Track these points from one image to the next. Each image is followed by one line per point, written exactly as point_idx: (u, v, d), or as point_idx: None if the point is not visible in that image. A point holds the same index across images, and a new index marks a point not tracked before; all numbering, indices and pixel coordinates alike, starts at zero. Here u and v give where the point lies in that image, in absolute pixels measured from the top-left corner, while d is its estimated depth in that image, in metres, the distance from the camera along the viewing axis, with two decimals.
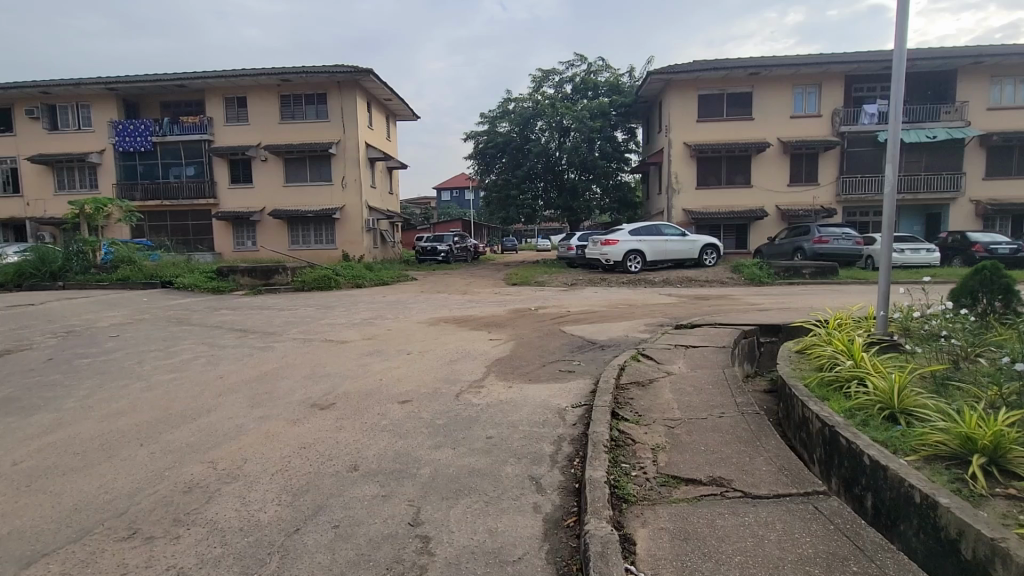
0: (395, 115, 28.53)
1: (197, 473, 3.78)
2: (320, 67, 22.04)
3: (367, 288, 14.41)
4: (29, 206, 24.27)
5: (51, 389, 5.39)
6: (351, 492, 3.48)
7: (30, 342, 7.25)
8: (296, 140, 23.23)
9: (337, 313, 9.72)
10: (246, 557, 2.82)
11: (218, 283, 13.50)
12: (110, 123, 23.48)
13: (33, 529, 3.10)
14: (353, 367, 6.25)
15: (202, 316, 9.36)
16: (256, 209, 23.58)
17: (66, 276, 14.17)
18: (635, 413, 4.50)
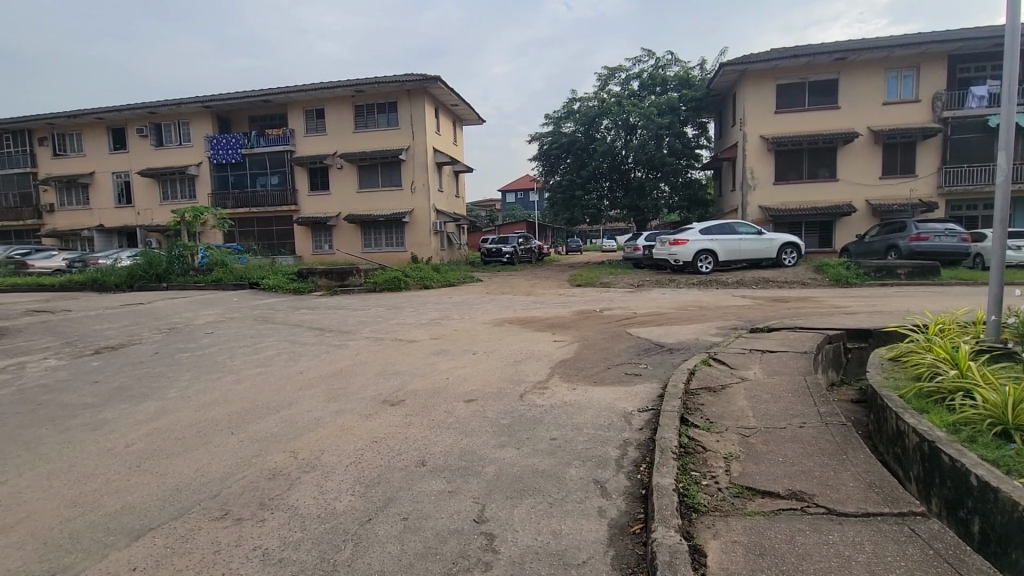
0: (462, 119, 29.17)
1: (280, 461, 4.06)
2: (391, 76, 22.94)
3: (434, 289, 14.86)
4: (139, 215, 27.05)
5: (157, 379, 5.98)
6: (419, 486, 3.59)
7: (140, 337, 8.09)
8: (369, 148, 24.31)
9: (407, 313, 10.09)
10: (323, 543, 2.99)
11: (299, 284, 14.41)
12: (206, 138, 25.71)
13: (142, 505, 3.46)
14: (421, 365, 6.45)
15: (284, 315, 10.03)
16: (333, 214, 24.94)
17: (169, 277, 15.70)
18: (705, 420, 4.33)
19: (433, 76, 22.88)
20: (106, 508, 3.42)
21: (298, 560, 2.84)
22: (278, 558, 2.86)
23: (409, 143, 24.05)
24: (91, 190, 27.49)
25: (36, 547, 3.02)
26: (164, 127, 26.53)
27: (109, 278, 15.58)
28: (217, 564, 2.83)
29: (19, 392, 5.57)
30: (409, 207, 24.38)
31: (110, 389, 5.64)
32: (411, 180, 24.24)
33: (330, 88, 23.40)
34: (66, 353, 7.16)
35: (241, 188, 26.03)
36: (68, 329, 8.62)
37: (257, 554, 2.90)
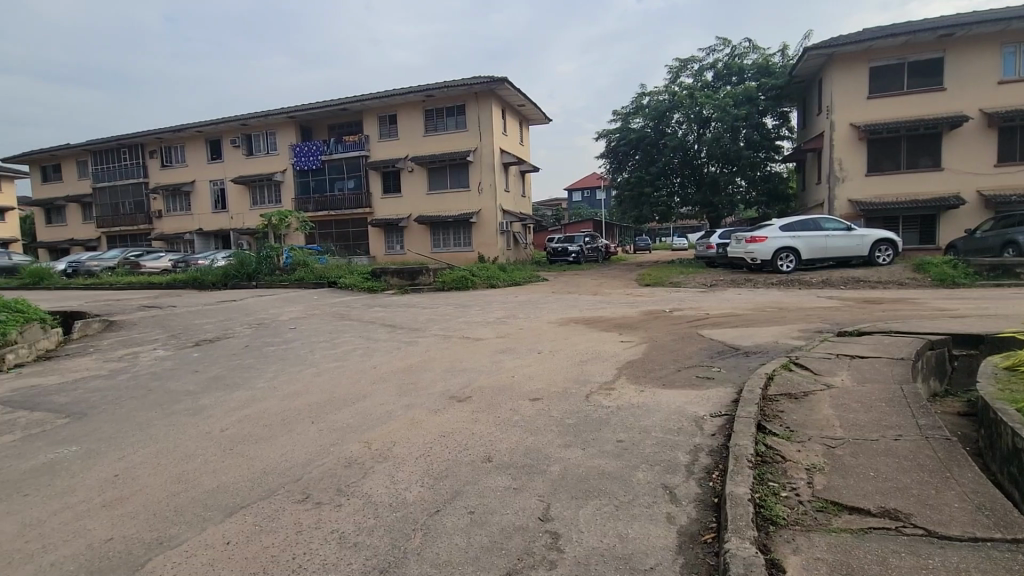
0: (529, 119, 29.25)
1: (355, 450, 4.28)
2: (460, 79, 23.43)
3: (499, 288, 15.04)
4: (232, 218, 29.42)
5: (246, 370, 6.50)
6: (484, 482, 3.65)
7: (233, 331, 8.81)
8: (439, 150, 24.98)
9: (473, 312, 10.28)
10: (394, 531, 3.13)
11: (373, 283, 15.07)
12: (290, 146, 27.51)
13: (235, 484, 3.79)
14: (487, 363, 6.56)
15: (359, 313, 10.55)
16: (405, 215, 25.87)
17: (258, 276, 16.98)
18: (785, 428, 4.08)
19: (500, 77, 23.11)
20: (204, 486, 3.77)
21: (370, 546, 2.98)
22: (354, 541, 3.03)
23: (477, 144, 24.47)
24: (192, 197, 30.23)
25: (148, 517, 3.39)
26: (254, 137, 28.71)
27: (207, 277, 17.01)
28: (299, 543, 3.03)
29: (133, 378, 6.25)
30: (477, 208, 24.83)
31: (208, 379, 6.21)
32: (479, 181, 24.65)
33: (403, 94, 24.27)
34: (172, 344, 7.94)
35: (321, 192, 27.58)
36: (172, 324, 9.55)
37: (335, 537, 3.09)
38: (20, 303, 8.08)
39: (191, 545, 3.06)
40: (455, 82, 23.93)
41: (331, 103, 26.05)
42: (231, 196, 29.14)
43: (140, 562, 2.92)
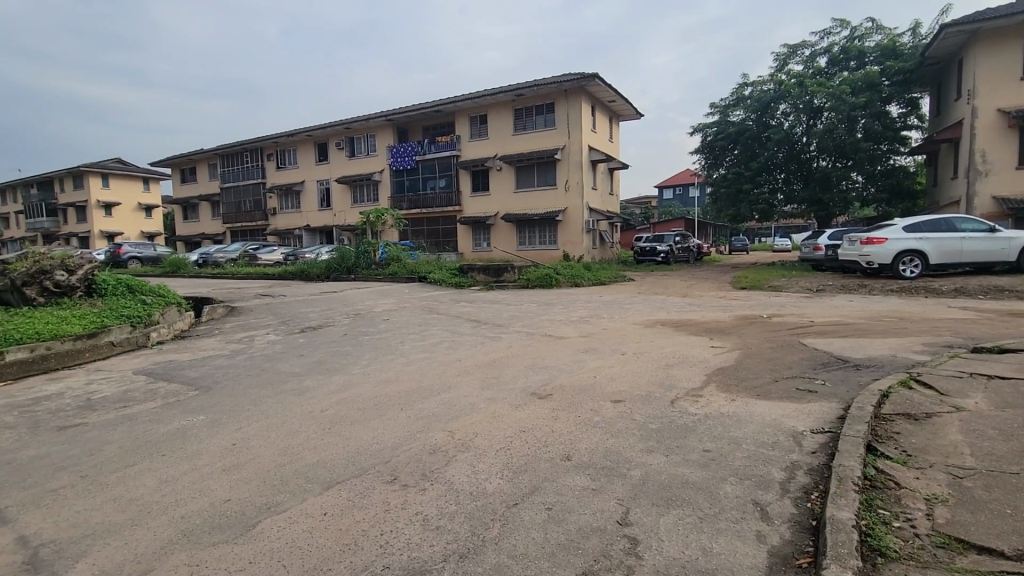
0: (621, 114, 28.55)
1: (439, 439, 4.46)
2: (550, 78, 23.41)
3: (584, 287, 14.91)
4: (335, 215, 31.70)
5: (344, 357, 7.01)
6: (563, 480, 3.65)
7: (333, 320, 9.53)
8: (528, 149, 25.16)
9: (557, 310, 10.27)
10: (473, 519, 3.22)
11: (460, 279, 15.56)
12: (388, 147, 29.11)
13: (332, 460, 4.12)
14: (569, 362, 6.54)
15: (446, 307, 10.97)
16: (492, 213, 26.39)
17: (356, 270, 18.20)
18: (900, 452, 3.67)
19: (591, 74, 22.72)
20: (306, 460, 4.13)
21: (452, 530, 3.10)
22: (436, 525, 3.16)
23: (565, 142, 24.35)
24: (302, 195, 32.94)
25: (259, 483, 3.78)
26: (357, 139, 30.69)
27: (313, 269, 18.50)
28: (386, 521, 3.23)
29: (249, 359, 6.98)
30: (563, 206, 24.72)
31: (312, 363, 6.78)
32: (566, 179, 24.52)
33: (493, 94, 24.73)
34: (282, 330, 8.75)
35: (415, 190, 28.87)
36: (282, 311, 10.53)
37: (419, 519, 3.25)
38: (162, 288, 9.31)
39: (294, 513, 3.36)
40: (545, 80, 23.92)
41: (426, 105, 27.17)
42: (335, 195, 31.46)
43: (251, 522, 3.28)
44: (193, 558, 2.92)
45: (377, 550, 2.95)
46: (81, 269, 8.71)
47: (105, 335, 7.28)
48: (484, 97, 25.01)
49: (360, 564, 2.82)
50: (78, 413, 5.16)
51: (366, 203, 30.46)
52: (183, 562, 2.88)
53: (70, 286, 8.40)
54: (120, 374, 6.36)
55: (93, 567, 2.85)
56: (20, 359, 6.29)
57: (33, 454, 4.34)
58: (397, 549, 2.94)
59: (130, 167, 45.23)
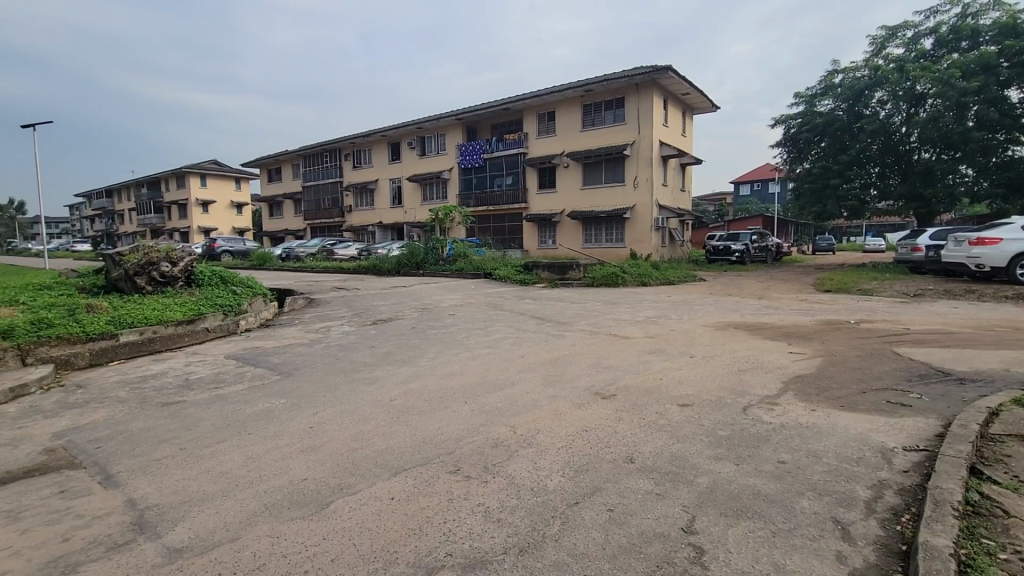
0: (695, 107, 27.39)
1: (501, 433, 4.52)
2: (621, 72, 22.89)
3: (651, 286, 14.51)
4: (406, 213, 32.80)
5: (412, 349, 7.25)
6: (625, 482, 3.58)
7: (402, 314, 9.89)
8: (596, 145, 24.76)
9: (623, 309, 10.06)
10: (534, 514, 3.24)
11: (525, 276, 15.62)
12: (457, 146, 29.74)
13: (399, 449, 4.28)
14: (635, 363, 6.39)
15: (511, 303, 11.06)
16: (558, 211, 26.27)
17: (425, 265, 18.77)
18: (1010, 477, 3.28)
19: (663, 66, 21.93)
20: (375, 446, 4.33)
21: (512, 523, 3.14)
22: (497, 518, 3.20)
23: (635, 138, 23.71)
24: (376, 193, 34.36)
25: (333, 465, 4.01)
26: (428, 138, 31.56)
27: (384, 264, 19.26)
28: (449, 510, 3.31)
29: (325, 348, 7.41)
30: (631, 203, 24.14)
31: (382, 354, 7.07)
32: (635, 176, 23.87)
33: (562, 90, 24.51)
34: (355, 322, 9.19)
35: (482, 188, 29.30)
36: (356, 304, 11.06)
37: (480, 510, 3.31)
38: (250, 279, 10.05)
39: (364, 495, 3.53)
40: (616, 75, 23.39)
41: (495, 104, 27.45)
42: (406, 193, 32.58)
43: (325, 501, 3.48)
44: (274, 530, 3.14)
45: (440, 537, 3.03)
46: (183, 261, 9.58)
47: (202, 321, 7.97)
48: (552, 94, 24.89)
49: (424, 549, 2.91)
50: (178, 391, 5.70)
51: (435, 200, 31.32)
52: (266, 533, 3.11)
53: (173, 277, 9.27)
54: (213, 357, 6.96)
55: (190, 531, 3.15)
56: (132, 340, 7.04)
57: (140, 426, 4.84)
58: (459, 538, 3.02)
59: (225, 168, 49.13)
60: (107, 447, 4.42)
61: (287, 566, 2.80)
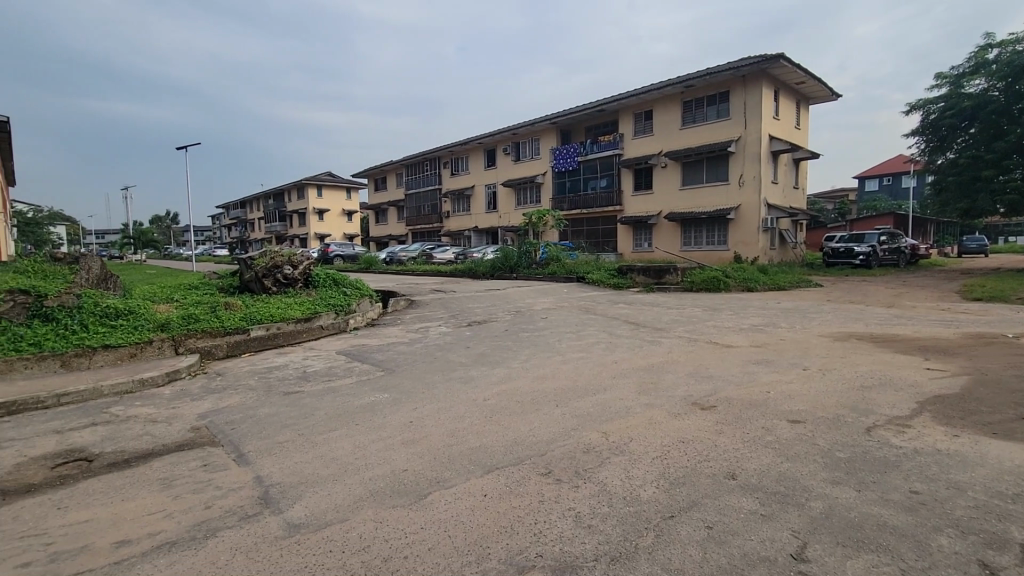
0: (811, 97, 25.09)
1: (593, 439, 4.46)
2: (725, 65, 21.58)
3: (757, 292, 13.54)
4: (501, 217, 33.50)
5: (505, 351, 7.39)
6: (726, 500, 3.37)
7: (496, 316, 10.11)
8: (696, 143, 23.58)
9: (725, 316, 9.47)
10: (626, 524, 3.15)
11: (619, 280, 15.24)
12: (551, 150, 29.84)
13: (492, 448, 4.37)
14: (738, 373, 5.99)
15: (604, 308, 10.86)
16: (654, 212, 25.35)
17: (518, 269, 19.03)
18: None
19: (774, 55, 20.34)
20: (470, 443, 4.46)
21: (604, 531, 3.09)
22: (587, 525, 3.16)
23: (741, 133, 22.21)
24: (472, 199, 35.45)
25: (430, 458, 4.21)
26: (523, 144, 32.01)
27: (479, 267, 19.78)
28: (539, 511, 3.33)
29: (424, 347, 7.78)
30: (736, 202, 22.63)
31: (477, 354, 7.28)
32: (740, 174, 22.31)
33: (661, 88, 23.67)
34: (452, 323, 9.56)
35: (576, 191, 29.13)
36: (453, 306, 11.48)
37: (570, 515, 3.28)
38: (359, 282, 10.85)
39: (458, 490, 3.66)
40: (719, 68, 22.12)
41: (590, 106, 27.17)
42: (501, 198, 33.29)
43: (422, 493, 3.66)
44: (377, 516, 3.35)
45: (531, 538, 3.06)
46: (302, 264, 10.56)
47: (317, 319, 8.74)
48: (650, 92, 24.09)
49: (515, 548, 2.95)
50: (298, 382, 6.32)
51: (529, 205, 31.68)
52: (370, 517, 3.34)
53: (294, 279, 10.26)
54: (326, 353, 7.61)
55: (305, 510, 3.47)
56: (260, 335, 7.90)
57: (266, 411, 5.41)
58: (549, 540, 3.02)
59: (338, 178, 53.37)
60: (240, 429, 4.99)
61: (389, 550, 2.98)
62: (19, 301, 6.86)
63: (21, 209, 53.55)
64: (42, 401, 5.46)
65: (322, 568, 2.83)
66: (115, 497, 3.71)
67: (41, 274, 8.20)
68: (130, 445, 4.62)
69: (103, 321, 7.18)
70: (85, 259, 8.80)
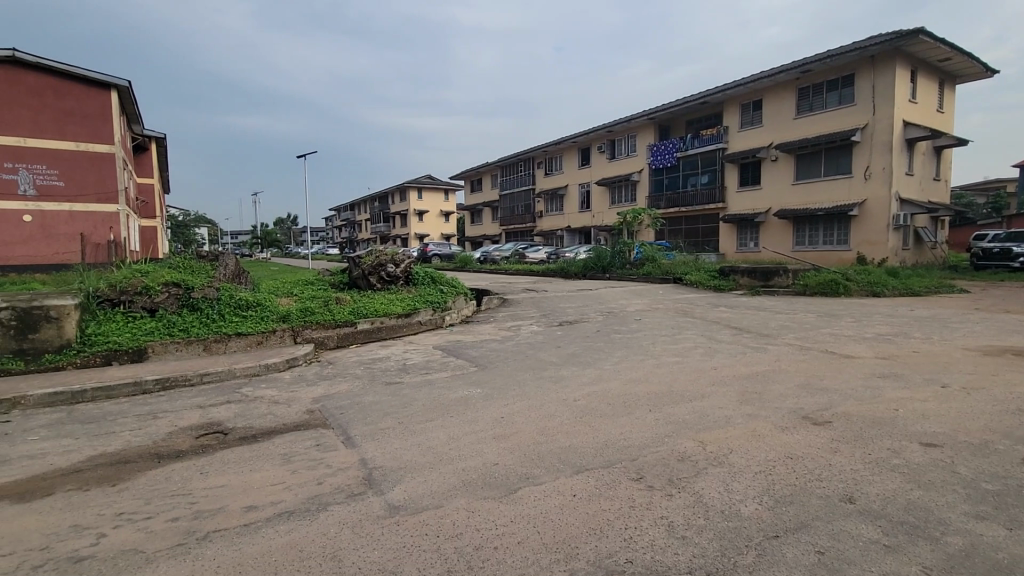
0: (959, 76, 21.83)
1: (688, 447, 4.25)
2: (850, 45, 19.43)
3: (885, 298, 12.08)
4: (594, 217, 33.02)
5: (596, 352, 7.27)
6: (842, 524, 3.05)
7: (588, 317, 9.98)
8: (813, 133, 21.54)
9: (845, 324, 8.56)
10: (725, 539, 2.98)
11: (720, 282, 14.37)
12: (649, 147, 28.89)
13: (583, 449, 4.32)
14: (858, 387, 5.39)
15: (703, 311, 10.30)
16: (763, 210, 23.56)
17: (611, 268, 18.65)
18: None
19: (912, 30, 17.94)
20: (559, 442, 4.46)
21: (699, 544, 2.93)
22: (682, 536, 3.02)
23: (867, 120, 19.91)
24: (566, 198, 35.24)
25: (520, 454, 4.26)
26: (618, 142, 31.29)
27: (571, 268, 19.62)
28: (630, 517, 3.25)
29: (516, 345, 7.88)
30: (861, 197, 20.33)
31: (568, 354, 7.24)
32: (866, 165, 20.00)
33: (773, 74, 21.89)
34: (543, 322, 9.59)
35: (674, 189, 28.06)
36: (544, 305, 11.51)
37: (662, 524, 3.16)
38: (454, 280, 11.26)
39: (546, 488, 3.67)
40: (843, 49, 19.98)
41: (692, 98, 25.82)
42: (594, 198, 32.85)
43: (514, 487, 3.72)
44: (471, 505, 3.47)
45: (621, 542, 2.99)
46: (403, 263, 11.17)
47: (416, 315, 9.21)
48: (760, 79, 22.39)
49: (604, 551, 2.91)
50: (398, 373, 6.72)
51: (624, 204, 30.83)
52: (463, 506, 3.45)
53: (396, 276, 10.87)
54: (424, 347, 7.97)
55: (404, 493, 3.68)
56: (365, 328, 8.50)
57: (370, 399, 5.80)
58: (640, 547, 2.93)
59: (436, 181, 55.66)
60: (347, 414, 5.40)
61: (480, 539, 3.06)
62: (172, 292, 7.96)
63: (174, 215, 62.12)
64: (188, 378, 6.31)
65: (417, 549, 2.98)
66: (244, 467, 4.19)
67: (189, 270, 9.47)
68: (257, 423, 5.19)
69: (237, 310, 8.10)
70: (222, 257, 10.00)
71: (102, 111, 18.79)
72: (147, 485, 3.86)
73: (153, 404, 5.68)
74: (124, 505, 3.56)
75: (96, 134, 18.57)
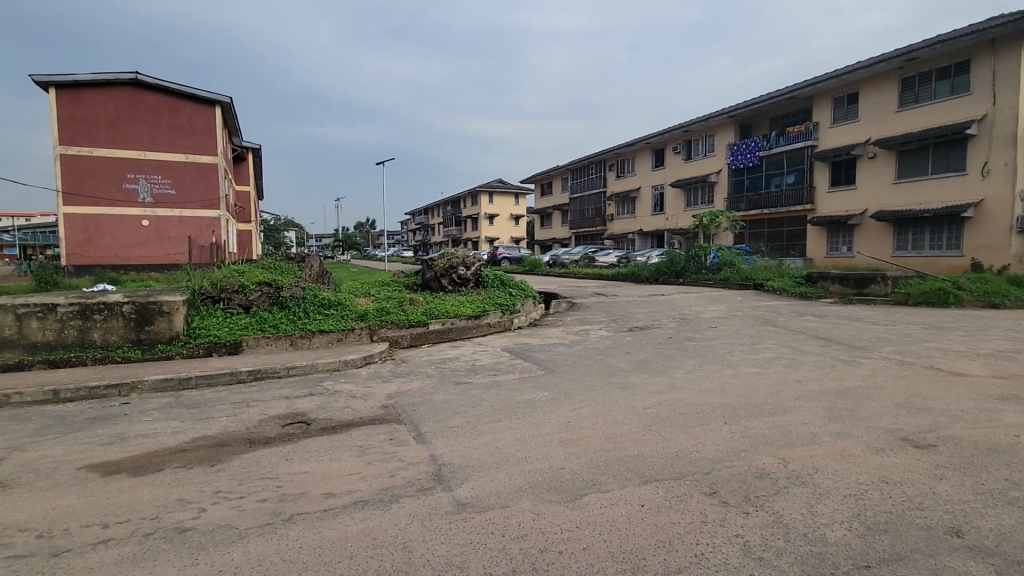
0: None
1: (768, 463, 4.00)
2: (966, 29, 17.47)
3: (1005, 311, 10.74)
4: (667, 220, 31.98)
5: (669, 359, 7.03)
6: (948, 559, 2.74)
7: (661, 323, 9.67)
8: (918, 127, 19.58)
9: (955, 338, 7.69)
10: (808, 564, 2.77)
11: (807, 289, 13.42)
12: (728, 146, 27.61)
13: (651, 458, 4.19)
14: (970, 409, 4.82)
15: (787, 320, 9.66)
16: (857, 211, 21.73)
17: (685, 273, 17.99)
18: None
19: None
20: (627, 450, 4.35)
21: (778, 568, 2.75)
22: (759, 558, 2.84)
23: (985, 109, 17.79)
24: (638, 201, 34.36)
25: (587, 460, 4.21)
26: (695, 142, 30.13)
27: (643, 272, 19.12)
28: (702, 532, 3.10)
29: (584, 350, 7.79)
30: (976, 197, 18.13)
31: (638, 361, 7.06)
32: (984, 160, 17.82)
33: (871, 65, 20.15)
34: (613, 327, 9.43)
35: (756, 189, 26.62)
36: (615, 310, 11.30)
37: (736, 543, 2.99)
38: (523, 282, 11.33)
39: (613, 496, 3.59)
40: (956, 33, 18.01)
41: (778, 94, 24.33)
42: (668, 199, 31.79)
43: (579, 493, 3.67)
44: (535, 508, 3.47)
45: (692, 557, 2.87)
46: (474, 265, 11.40)
47: (485, 316, 9.36)
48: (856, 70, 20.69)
49: (673, 565, 2.80)
50: (467, 373, 6.87)
51: (700, 205, 29.60)
52: (528, 508, 3.46)
53: (467, 279, 11.12)
54: (493, 349, 8.09)
55: (471, 491, 3.74)
56: (437, 328, 8.75)
57: (441, 398, 5.96)
58: (712, 565, 2.79)
59: (507, 185, 56.31)
60: (419, 411, 5.59)
61: (545, 542, 3.05)
62: (264, 291, 8.60)
63: (267, 220, 67.28)
64: (276, 370, 6.80)
65: (482, 547, 3.02)
66: (324, 456, 4.45)
67: (279, 270, 10.20)
68: (336, 415, 5.49)
69: (321, 309, 8.62)
70: (308, 259, 10.67)
71: (207, 125, 20.66)
72: (240, 467, 4.20)
73: (246, 393, 6.18)
74: (220, 484, 3.89)
75: (202, 146, 20.46)
